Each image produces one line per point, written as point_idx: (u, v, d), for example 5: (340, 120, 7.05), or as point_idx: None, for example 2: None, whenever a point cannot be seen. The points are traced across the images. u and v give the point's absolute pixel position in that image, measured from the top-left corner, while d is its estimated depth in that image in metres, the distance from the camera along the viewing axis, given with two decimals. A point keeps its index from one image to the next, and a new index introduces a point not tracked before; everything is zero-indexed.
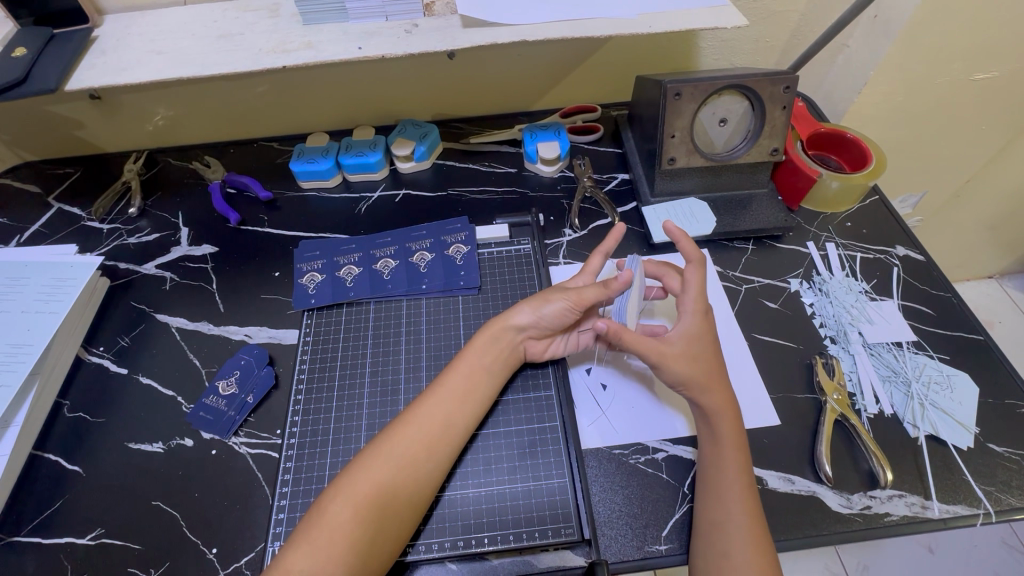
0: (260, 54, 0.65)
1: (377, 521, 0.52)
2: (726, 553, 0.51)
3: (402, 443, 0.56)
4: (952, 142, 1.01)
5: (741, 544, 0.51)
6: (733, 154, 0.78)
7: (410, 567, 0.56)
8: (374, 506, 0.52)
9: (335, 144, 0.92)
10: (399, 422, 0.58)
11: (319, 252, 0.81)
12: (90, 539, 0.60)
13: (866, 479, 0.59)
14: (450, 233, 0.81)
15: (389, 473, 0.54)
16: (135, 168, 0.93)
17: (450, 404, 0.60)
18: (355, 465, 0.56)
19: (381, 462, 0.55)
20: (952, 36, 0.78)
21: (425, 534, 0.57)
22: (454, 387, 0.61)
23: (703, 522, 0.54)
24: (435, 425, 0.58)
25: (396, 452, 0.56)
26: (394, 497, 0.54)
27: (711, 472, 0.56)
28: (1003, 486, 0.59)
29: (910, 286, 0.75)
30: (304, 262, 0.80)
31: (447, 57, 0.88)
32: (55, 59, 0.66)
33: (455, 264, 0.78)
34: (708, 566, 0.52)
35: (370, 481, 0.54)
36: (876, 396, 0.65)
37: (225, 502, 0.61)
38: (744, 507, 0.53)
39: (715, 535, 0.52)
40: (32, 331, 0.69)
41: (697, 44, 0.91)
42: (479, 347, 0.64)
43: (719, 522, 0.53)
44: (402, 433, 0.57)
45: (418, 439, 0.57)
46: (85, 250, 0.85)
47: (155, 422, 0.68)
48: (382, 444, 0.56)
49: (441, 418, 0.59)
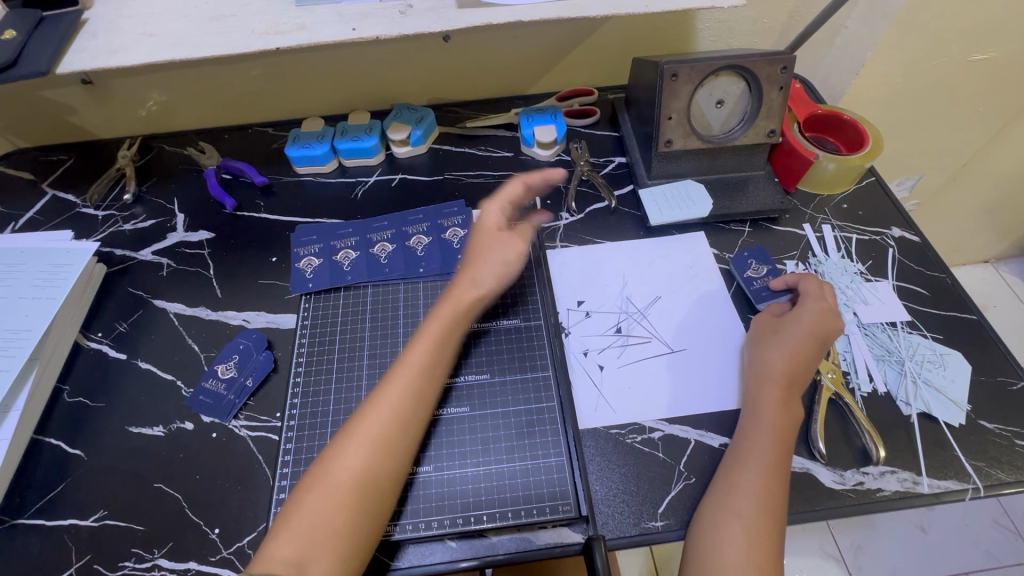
0: (253, 36, 0.65)
1: (357, 506, 0.52)
2: (736, 513, 0.53)
3: (368, 427, 0.56)
4: (950, 122, 1.00)
5: (752, 507, 0.53)
6: (730, 136, 0.78)
7: (399, 546, 0.57)
8: (351, 493, 0.53)
9: (329, 129, 0.91)
10: (364, 408, 0.58)
11: (316, 236, 0.81)
12: (93, 521, 0.61)
13: (859, 456, 0.60)
14: (447, 216, 0.81)
15: (360, 457, 0.54)
16: (129, 154, 0.92)
17: (413, 384, 0.59)
18: (326, 456, 0.55)
19: (354, 448, 0.55)
20: (951, 16, 0.78)
21: (406, 513, 0.58)
22: (416, 364, 0.60)
23: (722, 482, 0.56)
24: (399, 406, 0.58)
25: (364, 437, 0.55)
26: (367, 479, 0.54)
27: (745, 443, 0.57)
28: (993, 461, 0.60)
29: (905, 267, 0.75)
30: (301, 246, 0.80)
31: (443, 39, 0.87)
32: (44, 41, 0.65)
33: (452, 248, 0.78)
34: (715, 521, 0.53)
35: (342, 469, 0.54)
36: (870, 374, 0.66)
37: (228, 483, 0.62)
38: (766, 477, 0.54)
39: (727, 496, 0.54)
40: (29, 317, 0.69)
41: (695, 25, 0.90)
42: (443, 328, 0.63)
43: (736, 485, 0.55)
44: (369, 414, 0.57)
45: (389, 422, 0.57)
46: (80, 237, 0.85)
47: (155, 405, 0.68)
48: (350, 435, 0.56)
49: (405, 396, 0.58)
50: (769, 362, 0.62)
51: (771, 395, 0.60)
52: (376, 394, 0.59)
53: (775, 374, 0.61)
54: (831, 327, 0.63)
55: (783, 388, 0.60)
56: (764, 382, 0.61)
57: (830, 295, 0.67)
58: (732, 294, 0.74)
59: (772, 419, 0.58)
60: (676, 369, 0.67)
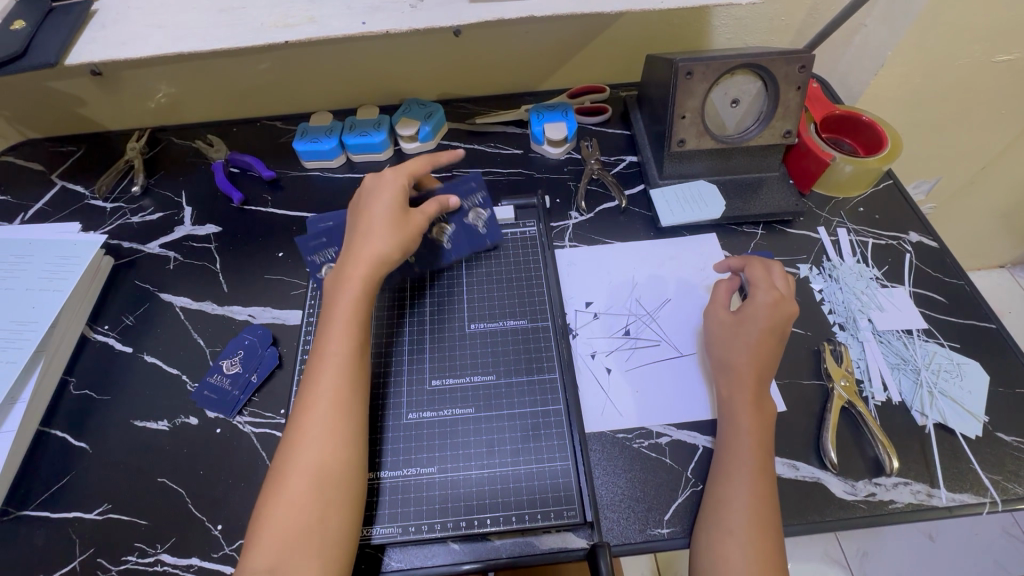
0: (263, 29, 0.64)
1: (321, 503, 0.51)
2: (728, 531, 0.51)
3: (314, 421, 0.54)
4: (971, 125, 0.98)
5: (745, 522, 0.51)
6: (744, 136, 0.76)
7: (382, 550, 0.56)
8: (316, 490, 0.51)
9: (337, 124, 0.90)
10: (304, 403, 0.55)
11: (325, 237, 0.72)
12: (97, 515, 0.61)
13: (872, 467, 0.59)
14: (467, 195, 0.73)
15: (312, 450, 0.52)
16: (138, 146, 0.92)
17: (344, 370, 0.57)
18: (281, 458, 0.53)
19: (304, 443, 0.53)
20: (977, 16, 0.75)
21: (380, 517, 0.57)
22: (334, 349, 0.57)
23: (709, 499, 0.55)
24: (333, 394, 0.55)
25: (312, 433, 0.53)
26: (329, 473, 0.52)
27: (725, 458, 0.56)
28: (1011, 475, 0.58)
29: (922, 273, 0.74)
30: (313, 253, 0.72)
31: (453, 34, 0.86)
32: (53, 32, 0.65)
33: (479, 232, 0.75)
34: (710, 536, 0.52)
35: (303, 466, 0.52)
36: (884, 383, 0.64)
37: (231, 480, 0.62)
38: (754, 487, 0.53)
39: (719, 511, 0.53)
40: (36, 309, 0.69)
41: (710, 22, 0.88)
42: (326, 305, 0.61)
43: (725, 499, 0.53)
44: (313, 409, 0.55)
45: (331, 412, 0.54)
46: (89, 229, 0.85)
47: (160, 400, 0.68)
48: (299, 430, 0.54)
49: (343, 383, 0.56)
50: (735, 364, 0.60)
51: (742, 400, 0.58)
52: (309, 383, 0.56)
53: (743, 375, 0.59)
54: (787, 315, 0.61)
55: (753, 389, 0.58)
56: (739, 382, 0.59)
57: (779, 279, 0.65)
58: None
59: (749, 426, 0.56)
60: (685, 373, 0.66)
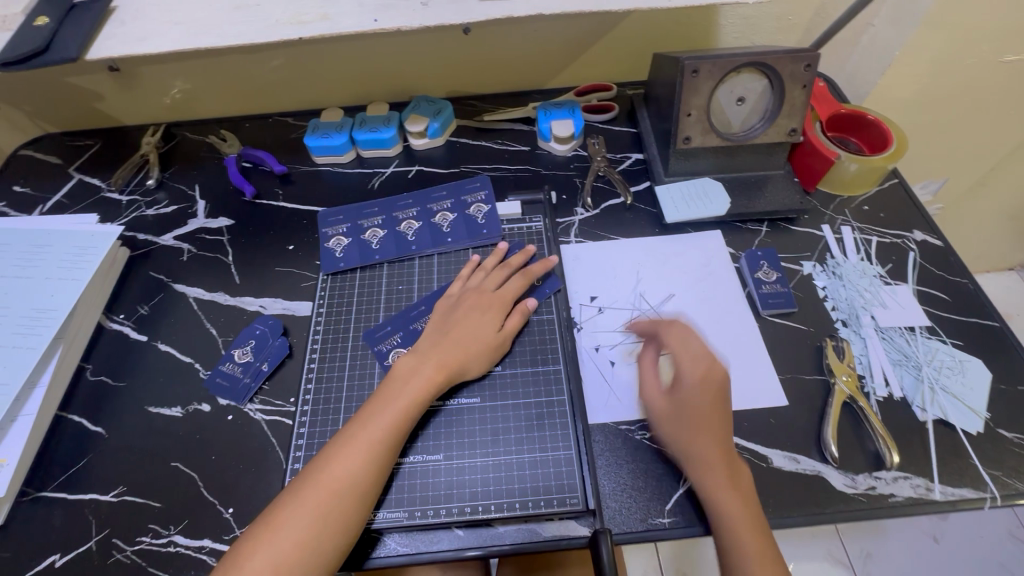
0: (278, 25, 0.65)
1: (341, 512, 0.53)
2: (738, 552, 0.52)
3: (358, 445, 0.56)
4: (979, 125, 0.98)
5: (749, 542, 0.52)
6: (750, 134, 0.77)
7: (387, 534, 0.58)
8: (338, 501, 0.53)
9: (348, 120, 0.92)
10: (359, 424, 0.58)
11: (342, 217, 0.81)
12: (112, 497, 0.63)
13: (872, 461, 0.60)
14: (469, 193, 0.82)
15: (348, 469, 0.54)
16: (154, 140, 0.94)
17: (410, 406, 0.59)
18: (319, 464, 0.55)
19: (341, 462, 0.55)
20: (984, 16, 0.76)
21: (388, 502, 0.58)
22: (403, 393, 0.60)
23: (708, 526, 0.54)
24: (391, 425, 0.57)
25: (352, 453, 0.55)
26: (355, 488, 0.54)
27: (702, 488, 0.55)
28: (1011, 471, 0.59)
29: (926, 271, 0.74)
30: (327, 227, 0.81)
31: (463, 31, 0.88)
32: (75, 28, 0.66)
33: (477, 222, 0.79)
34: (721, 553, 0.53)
35: (335, 480, 0.54)
36: (885, 378, 0.65)
37: (242, 465, 0.63)
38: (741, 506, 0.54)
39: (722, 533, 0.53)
40: (55, 297, 0.71)
41: (717, 21, 0.89)
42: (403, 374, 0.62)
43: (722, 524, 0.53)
44: (367, 430, 0.57)
45: (384, 441, 0.57)
46: (105, 220, 0.87)
47: (173, 387, 0.70)
48: (348, 446, 0.56)
49: (398, 414, 0.58)
50: (687, 403, 0.60)
51: (698, 435, 0.58)
52: (375, 409, 0.59)
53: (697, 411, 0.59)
54: (717, 386, 0.62)
55: (714, 422, 0.59)
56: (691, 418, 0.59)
57: (697, 344, 0.65)
58: (747, 293, 0.73)
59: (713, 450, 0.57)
60: None
